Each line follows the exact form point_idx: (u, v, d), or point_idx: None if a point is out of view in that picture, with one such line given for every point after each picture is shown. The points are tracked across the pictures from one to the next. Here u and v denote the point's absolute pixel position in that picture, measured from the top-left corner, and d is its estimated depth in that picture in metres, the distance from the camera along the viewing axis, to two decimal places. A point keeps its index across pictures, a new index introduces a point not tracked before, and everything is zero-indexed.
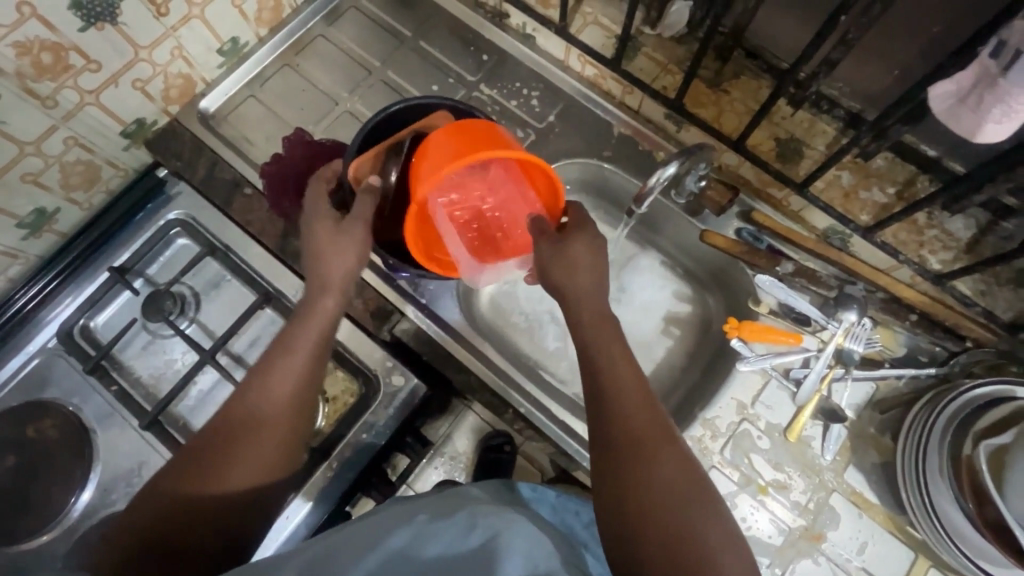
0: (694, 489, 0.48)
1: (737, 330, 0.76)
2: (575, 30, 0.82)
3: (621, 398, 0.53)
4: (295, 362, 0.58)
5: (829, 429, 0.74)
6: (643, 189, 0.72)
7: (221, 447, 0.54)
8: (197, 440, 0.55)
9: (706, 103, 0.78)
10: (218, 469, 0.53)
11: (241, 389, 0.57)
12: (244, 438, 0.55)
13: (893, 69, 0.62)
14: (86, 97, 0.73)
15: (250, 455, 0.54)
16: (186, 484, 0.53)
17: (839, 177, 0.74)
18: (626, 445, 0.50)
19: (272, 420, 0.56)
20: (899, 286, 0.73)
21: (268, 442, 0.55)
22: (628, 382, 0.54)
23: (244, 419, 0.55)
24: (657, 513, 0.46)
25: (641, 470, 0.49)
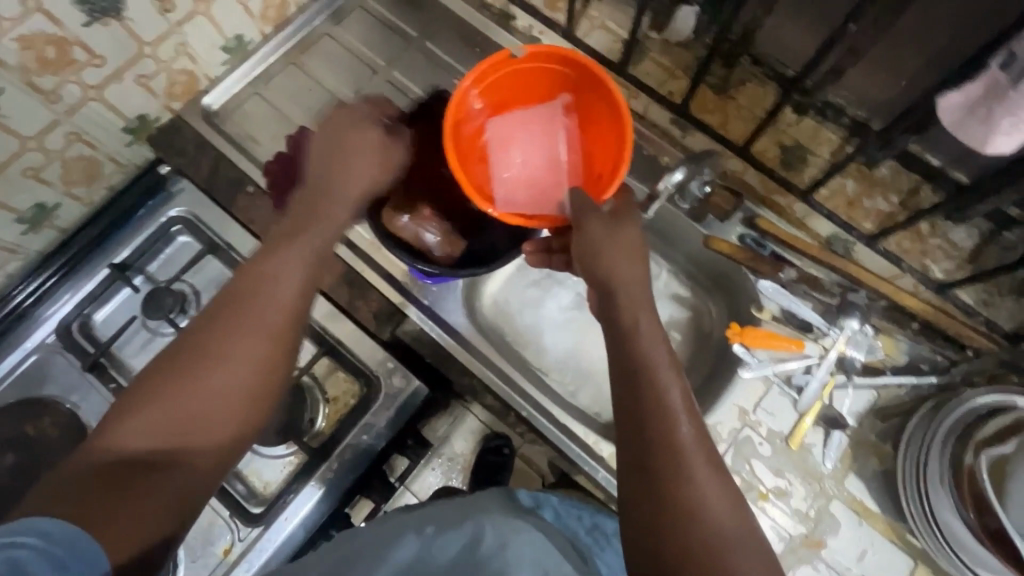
0: (730, 504, 0.46)
1: (739, 336, 0.76)
2: (582, 34, 0.82)
3: (663, 410, 0.48)
4: (279, 307, 0.49)
5: (830, 436, 0.74)
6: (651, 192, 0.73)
7: (185, 403, 0.44)
8: (146, 394, 0.44)
9: (712, 110, 0.78)
10: (183, 429, 0.43)
11: (203, 335, 0.47)
12: (215, 393, 0.45)
13: (901, 79, 0.63)
14: (88, 93, 0.72)
15: (224, 410, 0.45)
16: (141, 446, 0.42)
17: (844, 185, 0.74)
18: (664, 473, 0.46)
19: (252, 370, 0.46)
20: (902, 295, 0.72)
21: (244, 395, 0.46)
22: (675, 405, 0.48)
23: (214, 370, 0.45)
24: (688, 524, 0.44)
25: (676, 478, 0.46)
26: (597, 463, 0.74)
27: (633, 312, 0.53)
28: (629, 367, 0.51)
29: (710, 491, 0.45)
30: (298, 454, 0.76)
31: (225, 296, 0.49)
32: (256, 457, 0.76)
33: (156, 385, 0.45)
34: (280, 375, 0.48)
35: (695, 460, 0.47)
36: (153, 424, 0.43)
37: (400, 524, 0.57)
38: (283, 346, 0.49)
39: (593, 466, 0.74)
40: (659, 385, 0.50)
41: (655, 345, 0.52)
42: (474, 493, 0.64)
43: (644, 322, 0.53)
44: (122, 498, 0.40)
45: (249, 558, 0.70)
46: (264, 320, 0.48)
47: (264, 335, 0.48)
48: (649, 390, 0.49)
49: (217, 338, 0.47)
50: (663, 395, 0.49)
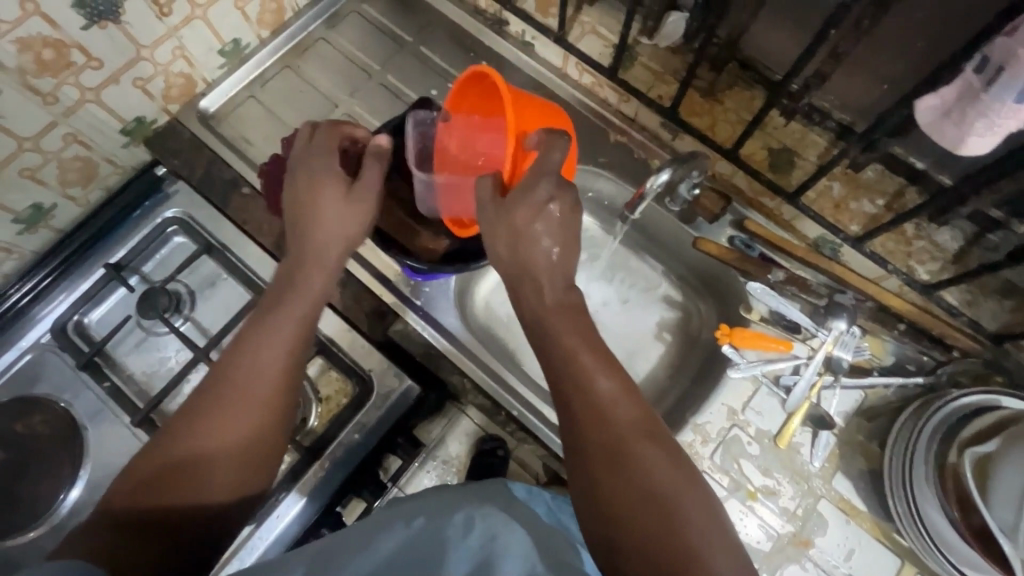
0: (682, 480, 0.46)
1: (728, 336, 0.77)
2: (573, 38, 0.83)
3: (598, 410, 0.48)
4: (275, 363, 0.54)
5: (818, 436, 0.75)
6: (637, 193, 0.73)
7: (194, 456, 0.49)
8: (161, 444, 0.50)
9: (700, 112, 0.80)
10: (190, 479, 0.48)
11: (211, 391, 0.52)
12: (219, 446, 0.50)
13: (883, 82, 0.63)
14: (86, 94, 0.73)
15: (226, 461, 0.50)
16: (150, 496, 0.47)
17: (829, 187, 0.75)
18: (609, 469, 0.46)
19: (253, 426, 0.51)
20: (887, 296, 0.74)
21: (247, 447, 0.51)
22: (603, 395, 0.48)
23: (220, 425, 0.50)
24: (651, 514, 0.43)
25: (626, 471, 0.45)
26: None
27: (561, 310, 0.52)
28: (562, 370, 0.50)
29: (658, 472, 0.45)
30: (290, 453, 0.76)
31: (230, 355, 0.54)
32: None
33: (168, 437, 0.50)
34: (277, 430, 0.53)
35: (637, 446, 0.46)
36: (167, 475, 0.48)
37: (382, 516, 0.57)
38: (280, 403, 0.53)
39: None
40: (592, 380, 0.49)
41: (572, 337, 0.51)
42: (462, 486, 0.63)
43: (559, 322, 0.52)
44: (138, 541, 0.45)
45: (241, 555, 0.71)
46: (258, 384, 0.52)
47: (265, 393, 0.53)
48: (583, 388, 0.49)
49: (221, 395, 0.52)
50: (596, 389, 0.49)
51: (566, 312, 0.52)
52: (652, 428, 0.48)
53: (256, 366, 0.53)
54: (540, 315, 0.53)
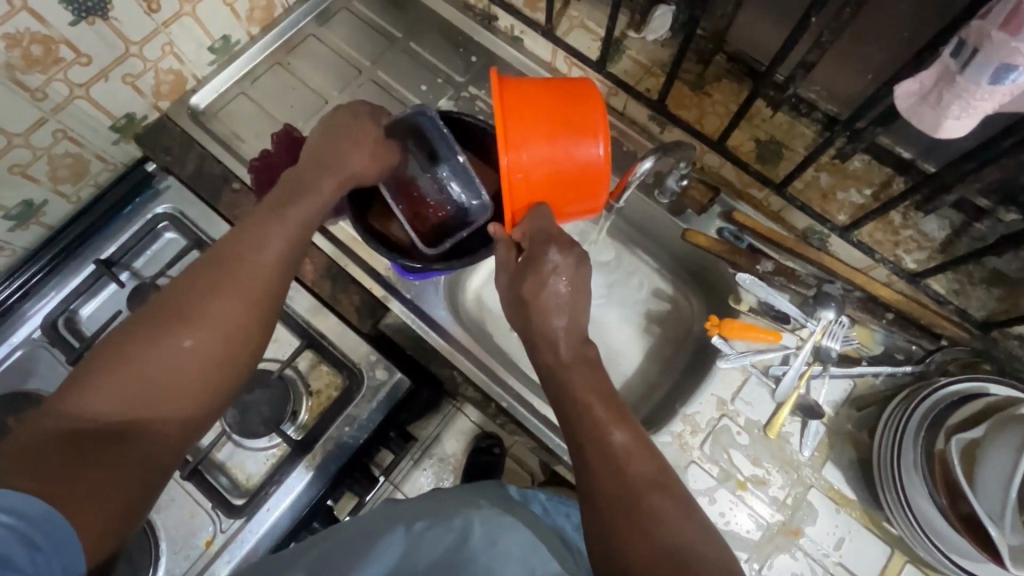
0: (699, 536, 0.45)
1: (717, 327, 0.77)
2: (561, 32, 0.83)
3: (610, 453, 0.49)
4: (262, 262, 0.55)
5: (807, 425, 0.75)
6: (622, 182, 0.73)
7: (154, 370, 0.47)
8: (126, 344, 0.47)
9: (687, 105, 0.80)
10: (145, 394, 0.46)
11: (171, 304, 0.50)
12: (180, 361, 0.48)
13: (869, 73, 0.64)
14: (76, 90, 0.74)
15: (204, 361, 0.49)
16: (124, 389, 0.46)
17: (817, 178, 0.75)
18: (621, 510, 0.46)
19: (218, 346, 0.50)
20: (875, 285, 0.74)
21: (211, 367, 0.49)
22: (618, 443, 0.49)
23: (183, 342, 0.48)
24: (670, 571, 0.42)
25: (644, 524, 0.45)
26: None
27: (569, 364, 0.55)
28: (575, 421, 0.52)
29: (673, 525, 0.45)
30: (281, 446, 0.76)
31: (194, 272, 0.53)
32: (239, 450, 0.76)
33: (118, 350, 0.47)
34: (248, 345, 0.52)
35: (650, 494, 0.47)
36: (120, 388, 0.45)
37: (387, 518, 0.57)
38: (251, 321, 0.53)
39: None
40: (606, 432, 0.50)
41: (579, 371, 0.55)
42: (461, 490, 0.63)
43: (563, 349, 0.56)
44: (90, 465, 0.42)
45: (231, 548, 0.71)
46: (245, 279, 0.53)
47: (235, 312, 0.52)
48: (596, 434, 0.50)
49: (181, 313, 0.50)
50: (612, 441, 0.50)
51: (575, 366, 0.55)
52: (666, 483, 0.48)
53: (226, 286, 0.52)
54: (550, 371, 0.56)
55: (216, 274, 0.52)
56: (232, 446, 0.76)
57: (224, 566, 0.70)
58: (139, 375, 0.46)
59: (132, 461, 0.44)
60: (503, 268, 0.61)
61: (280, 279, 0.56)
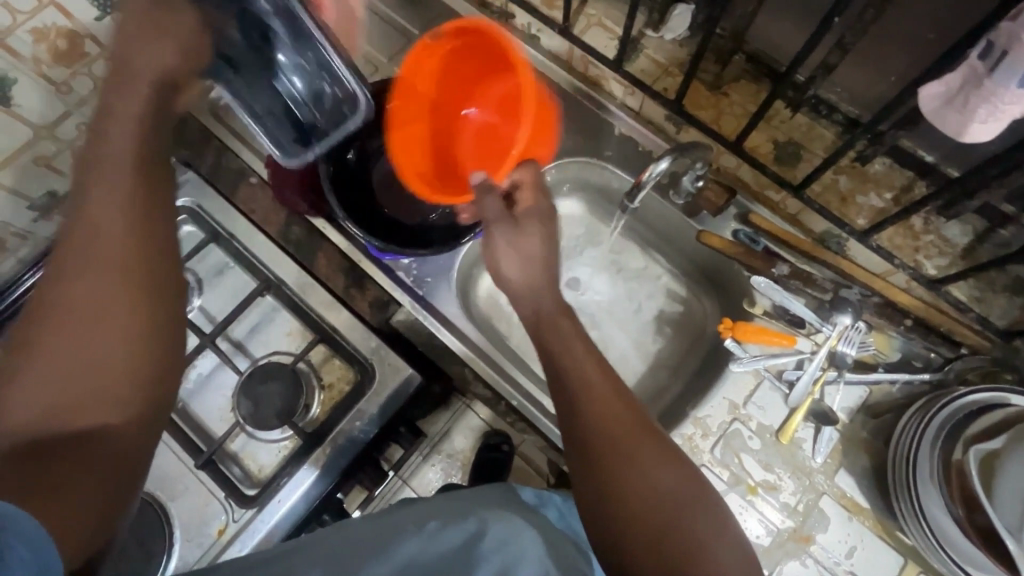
0: (734, 556, 0.46)
1: (731, 330, 0.76)
2: (579, 31, 0.83)
3: (607, 437, 0.50)
4: (123, 212, 0.47)
5: (820, 431, 0.74)
6: (637, 181, 0.73)
7: (68, 360, 0.41)
8: (15, 357, 0.41)
9: (706, 107, 0.79)
10: (71, 386, 0.41)
11: (47, 301, 0.43)
12: (88, 344, 0.42)
13: (891, 75, 0.63)
14: (99, 85, 0.75)
15: (118, 336, 0.43)
16: (47, 393, 0.40)
17: (836, 180, 0.74)
18: (620, 489, 0.48)
19: (118, 309, 0.44)
20: (893, 290, 0.73)
21: (129, 335, 0.44)
22: (621, 426, 0.51)
23: (83, 324, 0.42)
24: (663, 545, 0.45)
25: (687, 556, 0.44)
26: None
27: (573, 367, 0.54)
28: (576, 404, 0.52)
29: (715, 551, 0.45)
30: (293, 439, 0.77)
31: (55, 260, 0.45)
32: (251, 441, 0.77)
33: (18, 357, 0.41)
34: (157, 302, 0.46)
35: (684, 518, 0.46)
36: (43, 389, 0.40)
37: (395, 520, 0.57)
38: (149, 275, 0.46)
39: None
40: (631, 454, 0.49)
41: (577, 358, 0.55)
42: (471, 492, 0.63)
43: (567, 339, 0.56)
44: (38, 469, 0.37)
45: (242, 539, 0.72)
46: (119, 235, 0.46)
47: (118, 272, 0.45)
48: (595, 416, 0.51)
49: (62, 296, 0.43)
50: (612, 423, 0.51)
51: (584, 383, 0.53)
52: (698, 499, 0.48)
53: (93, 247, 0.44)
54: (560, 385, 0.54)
55: (79, 245, 0.45)
56: (245, 437, 0.77)
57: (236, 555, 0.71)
58: (53, 373, 0.41)
59: (87, 450, 0.40)
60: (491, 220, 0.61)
61: (155, 222, 0.48)
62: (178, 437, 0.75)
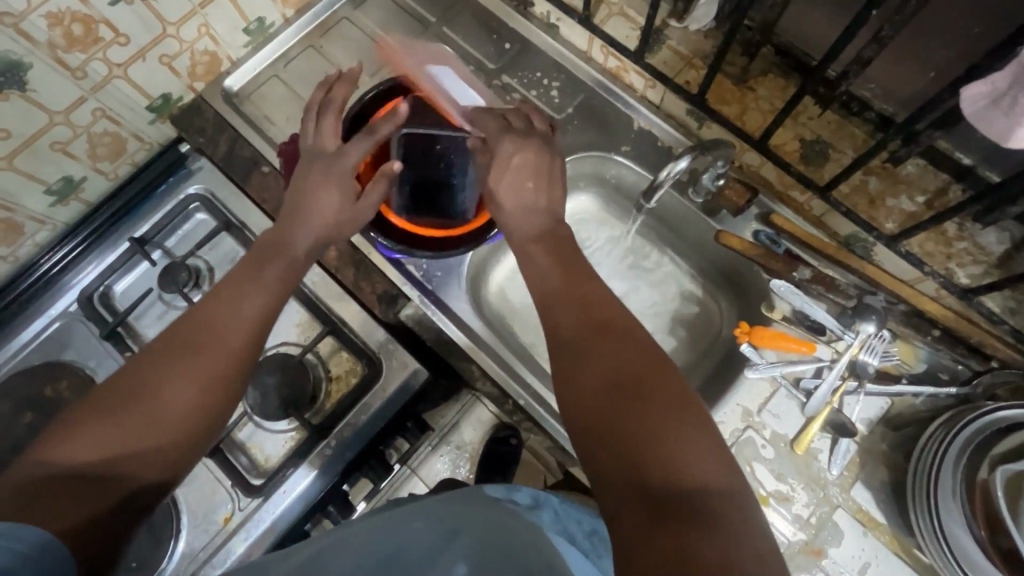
0: (721, 471, 0.40)
1: (747, 335, 0.74)
2: (599, 20, 0.80)
3: (606, 359, 0.47)
4: (253, 307, 0.55)
5: (837, 443, 0.72)
6: (653, 182, 0.71)
7: (138, 420, 0.45)
8: (103, 400, 0.46)
9: (730, 101, 0.76)
10: (127, 447, 0.44)
11: (153, 357, 0.49)
12: (169, 404, 0.47)
13: (930, 71, 0.59)
14: (114, 70, 0.75)
15: (191, 410, 0.48)
16: (109, 437, 0.44)
17: (865, 182, 0.71)
18: (610, 405, 0.44)
19: (204, 388, 0.49)
20: (923, 299, 0.70)
21: (196, 414, 0.48)
22: (624, 355, 0.47)
23: (161, 392, 0.47)
24: (647, 450, 0.41)
25: (662, 463, 0.40)
26: None
27: (573, 291, 0.53)
28: (579, 326, 0.50)
29: (697, 464, 0.40)
30: (299, 429, 0.77)
31: (176, 327, 0.52)
32: (258, 431, 0.78)
33: (100, 405, 0.45)
34: (233, 392, 0.51)
35: (665, 420, 0.42)
36: (106, 436, 0.44)
37: (394, 518, 0.57)
38: (238, 366, 0.52)
39: None
40: (603, 358, 0.47)
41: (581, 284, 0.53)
42: (461, 491, 0.62)
43: (574, 281, 0.54)
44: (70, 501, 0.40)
45: (248, 527, 0.72)
46: (230, 325, 0.53)
47: (219, 354, 0.51)
48: (600, 345, 0.48)
49: (160, 364, 0.48)
50: (619, 357, 0.47)
51: (581, 304, 0.52)
52: (691, 414, 0.43)
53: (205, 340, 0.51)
54: (555, 306, 0.53)
55: (199, 322, 0.52)
56: (252, 427, 0.78)
57: (241, 543, 0.72)
58: (122, 426, 0.45)
59: (115, 503, 0.42)
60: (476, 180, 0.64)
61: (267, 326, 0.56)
62: None
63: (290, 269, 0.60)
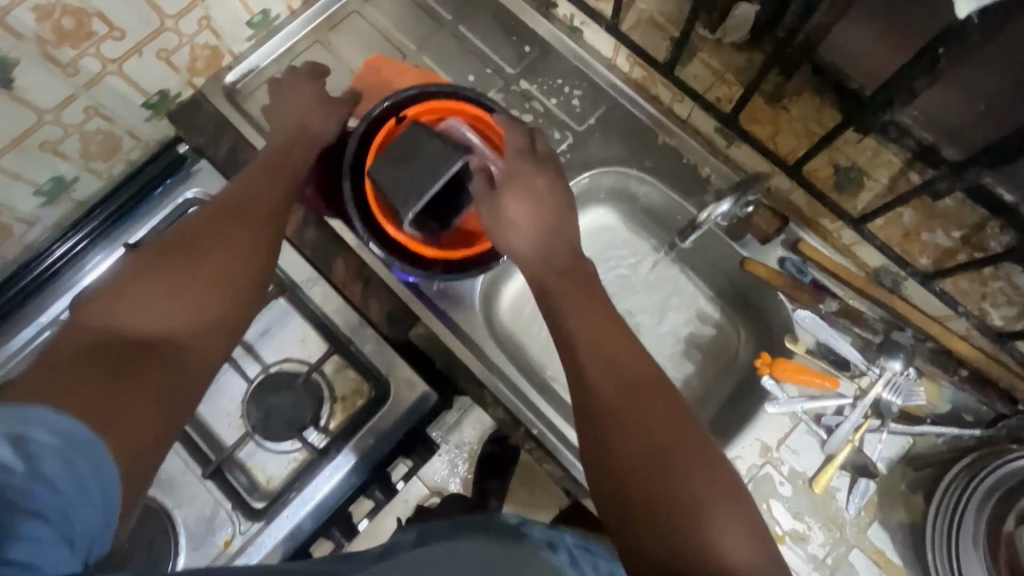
0: (743, 532, 0.42)
1: (769, 367, 0.71)
2: (627, 27, 0.76)
3: (626, 414, 0.46)
4: (262, 227, 0.57)
5: (856, 482, 0.70)
6: (692, 224, 0.72)
7: (159, 323, 0.47)
8: (120, 300, 0.47)
9: (762, 120, 0.73)
10: (153, 338, 0.46)
11: (167, 266, 0.50)
12: (188, 305, 0.49)
13: (981, 103, 0.54)
14: (108, 66, 0.70)
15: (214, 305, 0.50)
16: (130, 338, 0.45)
17: (900, 215, 0.67)
18: (638, 466, 0.44)
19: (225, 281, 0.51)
20: (951, 337, 0.68)
21: (211, 319, 0.50)
22: (640, 401, 0.47)
23: (178, 299, 0.49)
24: (679, 513, 0.42)
25: (697, 534, 0.41)
26: None
27: (587, 327, 0.51)
28: (598, 372, 0.49)
29: (726, 535, 0.42)
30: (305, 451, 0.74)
31: (183, 238, 0.53)
32: (259, 450, 0.74)
33: (121, 301, 0.47)
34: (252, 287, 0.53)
35: (689, 471, 0.44)
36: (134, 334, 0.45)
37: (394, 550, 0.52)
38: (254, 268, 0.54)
39: None
40: (625, 410, 0.47)
41: (595, 318, 0.52)
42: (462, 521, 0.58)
43: (592, 316, 0.52)
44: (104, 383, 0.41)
45: (249, 552, 0.70)
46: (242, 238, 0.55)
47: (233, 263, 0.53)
48: (619, 394, 0.47)
49: (175, 275, 0.50)
50: (634, 402, 0.47)
51: (603, 353, 0.50)
52: (708, 467, 0.45)
53: (192, 270, 0.50)
54: (571, 345, 0.51)
55: (207, 233, 0.54)
56: (254, 446, 0.74)
57: None
58: (146, 328, 0.46)
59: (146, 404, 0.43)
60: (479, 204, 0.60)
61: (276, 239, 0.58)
62: (184, 446, 0.73)
63: (280, 178, 0.62)
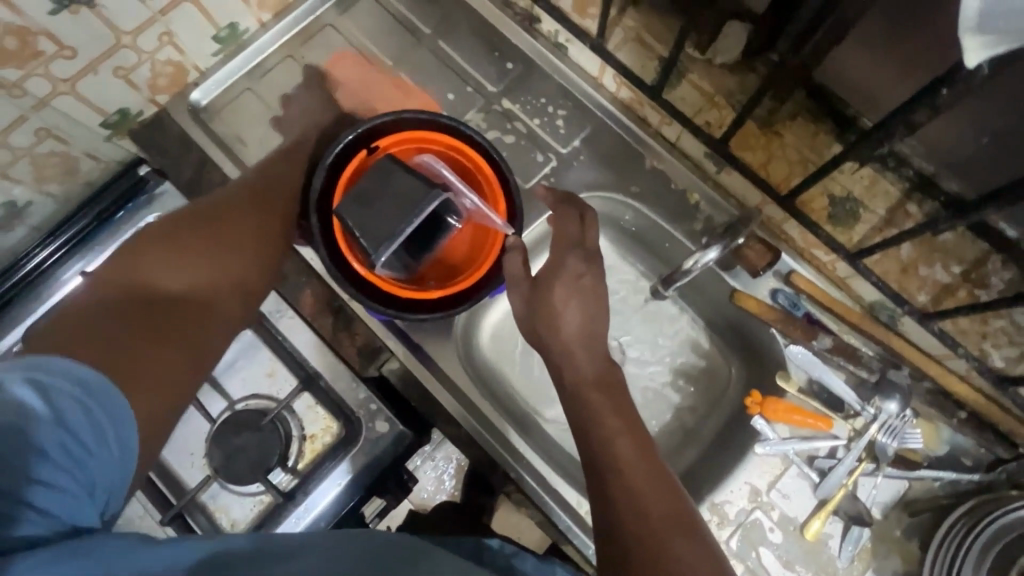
0: None
1: (759, 406, 0.69)
2: (613, 45, 0.71)
3: (628, 493, 0.46)
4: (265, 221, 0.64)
5: (849, 529, 0.67)
6: (671, 273, 0.70)
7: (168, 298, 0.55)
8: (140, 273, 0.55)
9: (753, 147, 0.69)
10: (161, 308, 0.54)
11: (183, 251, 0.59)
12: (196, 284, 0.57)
13: (984, 135, 0.52)
14: (59, 86, 0.65)
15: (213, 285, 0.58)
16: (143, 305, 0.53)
17: (897, 250, 0.64)
18: (636, 547, 0.44)
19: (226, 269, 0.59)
20: (951, 379, 0.65)
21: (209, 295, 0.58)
22: (643, 485, 0.47)
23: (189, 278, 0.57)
24: None
25: None
26: (589, 537, 0.67)
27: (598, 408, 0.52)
28: (604, 452, 0.49)
29: None
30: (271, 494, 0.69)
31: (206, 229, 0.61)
32: (224, 492, 0.70)
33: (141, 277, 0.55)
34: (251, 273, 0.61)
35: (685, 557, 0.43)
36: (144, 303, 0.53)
37: None
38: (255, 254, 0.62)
39: (585, 541, 0.67)
40: (629, 487, 0.47)
41: (601, 396, 0.53)
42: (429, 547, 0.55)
43: (602, 397, 0.53)
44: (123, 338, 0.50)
45: None
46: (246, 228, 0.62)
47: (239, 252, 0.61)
48: (621, 474, 0.48)
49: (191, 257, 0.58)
50: (636, 484, 0.47)
51: (609, 434, 0.51)
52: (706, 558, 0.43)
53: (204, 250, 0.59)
54: (581, 423, 0.52)
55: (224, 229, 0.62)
56: (217, 486, 0.70)
57: None
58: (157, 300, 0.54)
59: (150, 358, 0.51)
60: (517, 281, 0.58)
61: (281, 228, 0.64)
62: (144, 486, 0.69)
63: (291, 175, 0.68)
